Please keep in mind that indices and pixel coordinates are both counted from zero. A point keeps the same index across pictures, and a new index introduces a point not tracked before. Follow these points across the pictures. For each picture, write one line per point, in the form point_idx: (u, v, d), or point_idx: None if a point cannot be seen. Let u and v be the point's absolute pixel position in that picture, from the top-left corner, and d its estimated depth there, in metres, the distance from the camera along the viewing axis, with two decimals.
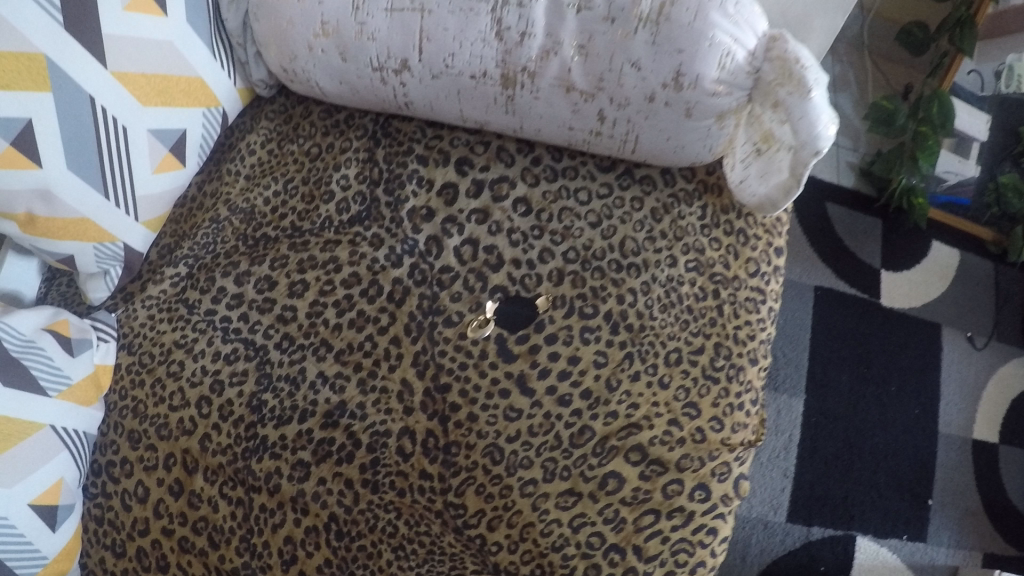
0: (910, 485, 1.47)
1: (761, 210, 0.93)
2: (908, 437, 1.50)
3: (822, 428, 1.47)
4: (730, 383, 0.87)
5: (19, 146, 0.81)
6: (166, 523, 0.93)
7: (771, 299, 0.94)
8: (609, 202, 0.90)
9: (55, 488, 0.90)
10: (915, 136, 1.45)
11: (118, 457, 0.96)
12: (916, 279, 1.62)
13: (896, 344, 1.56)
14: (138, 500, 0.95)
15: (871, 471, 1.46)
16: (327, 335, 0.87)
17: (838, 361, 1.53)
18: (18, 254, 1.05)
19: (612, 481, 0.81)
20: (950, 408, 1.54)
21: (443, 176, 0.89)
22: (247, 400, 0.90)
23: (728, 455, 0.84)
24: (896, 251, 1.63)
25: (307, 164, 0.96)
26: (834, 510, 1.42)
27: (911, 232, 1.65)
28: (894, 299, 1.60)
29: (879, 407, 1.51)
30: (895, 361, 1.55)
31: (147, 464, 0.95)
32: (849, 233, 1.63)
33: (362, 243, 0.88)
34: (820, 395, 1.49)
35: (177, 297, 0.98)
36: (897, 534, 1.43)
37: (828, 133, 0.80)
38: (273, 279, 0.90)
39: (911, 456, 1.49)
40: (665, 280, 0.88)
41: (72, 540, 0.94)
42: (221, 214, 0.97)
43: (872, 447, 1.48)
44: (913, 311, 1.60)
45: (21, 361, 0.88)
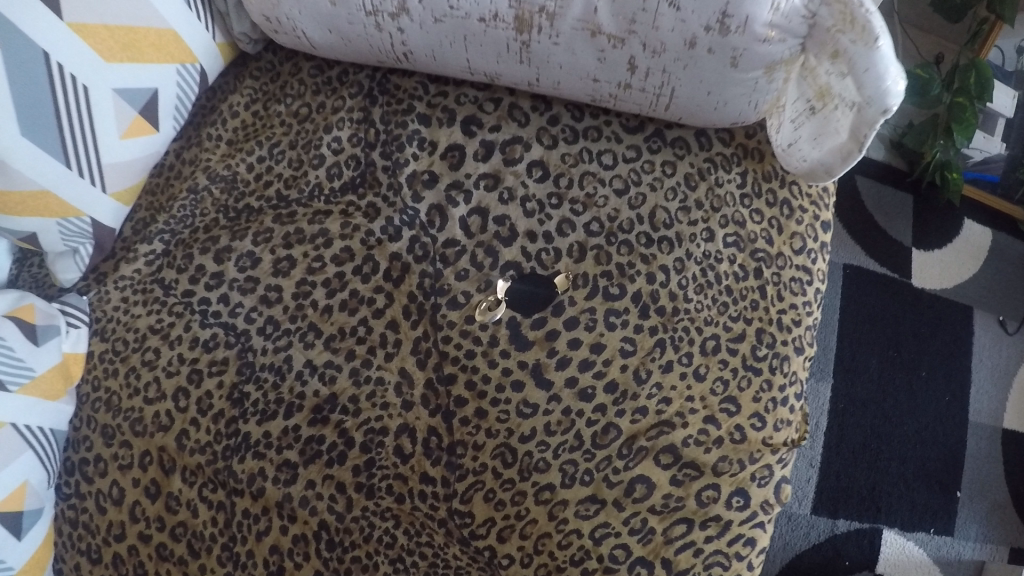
0: (939, 477, 1.35)
1: (813, 178, 0.82)
2: (939, 426, 1.38)
3: (851, 416, 1.35)
4: (773, 374, 0.76)
5: None
6: (143, 528, 0.84)
7: (818, 279, 0.83)
8: (638, 166, 0.78)
9: (19, 493, 0.80)
10: (950, 107, 1.31)
11: (91, 454, 0.86)
12: (948, 258, 1.50)
13: (925, 325, 1.44)
14: (113, 502, 0.85)
15: (899, 462, 1.34)
16: (316, 319, 0.75)
17: (869, 346, 1.40)
18: None
19: (640, 487, 0.71)
20: (981, 395, 1.42)
21: (447, 137, 0.78)
22: (227, 393, 0.79)
23: (771, 457, 0.74)
24: (926, 228, 1.50)
25: (295, 127, 0.85)
26: (860, 502, 1.31)
27: (943, 210, 1.53)
28: (925, 279, 1.47)
29: (909, 393, 1.39)
30: (926, 345, 1.43)
31: (122, 463, 0.85)
32: (878, 208, 1.50)
33: (355, 214, 0.77)
34: (849, 381, 1.37)
35: (152, 277, 0.88)
36: (924, 528, 1.32)
37: (897, 89, 0.69)
38: (256, 255, 0.80)
39: (940, 445, 1.37)
40: (701, 256, 0.77)
41: (43, 548, 0.84)
42: (200, 183, 0.87)
43: (901, 436, 1.36)
44: (944, 292, 1.48)
45: None
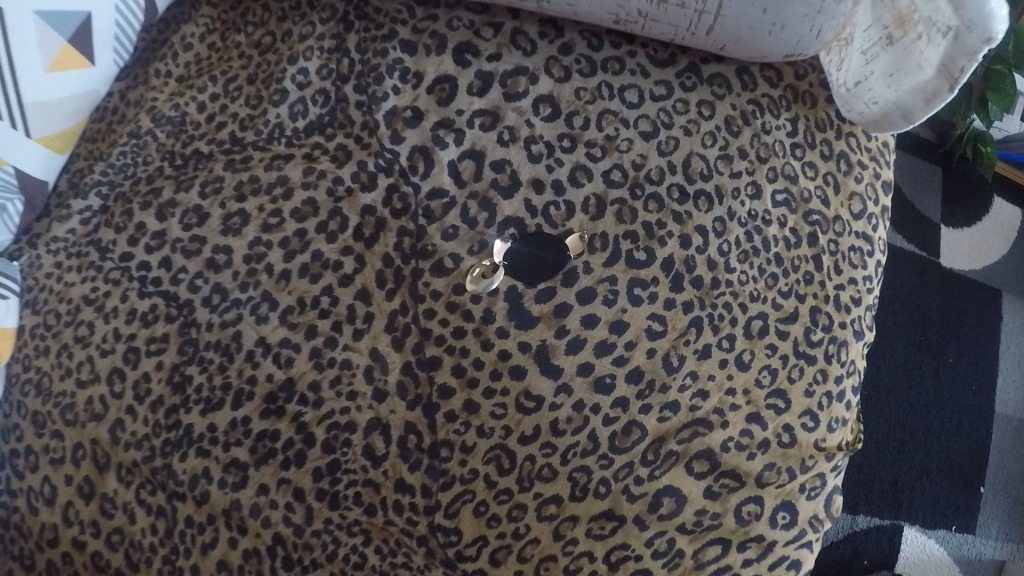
0: (964, 472, 1.14)
1: (886, 125, 0.67)
2: (964, 418, 1.17)
3: (874, 402, 1.15)
4: (829, 364, 0.62)
5: None
6: (77, 533, 0.70)
7: (879, 250, 0.69)
8: (668, 106, 0.64)
9: None
10: (985, 75, 1.10)
11: (20, 446, 0.72)
12: (977, 239, 1.32)
13: (951, 307, 1.25)
14: (44, 502, 0.71)
15: (923, 454, 1.13)
16: (271, 288, 0.61)
17: (893, 327, 1.21)
18: None
19: (668, 501, 0.57)
20: (1010, 385, 1.21)
21: (436, 67, 0.63)
22: (167, 376, 0.65)
23: (825, 464, 0.61)
24: (953, 203, 1.34)
25: (256, 59, 0.71)
26: (881, 496, 1.10)
27: (974, 186, 1.36)
28: (952, 260, 1.29)
29: (935, 382, 1.18)
30: (954, 330, 1.23)
31: (53, 457, 0.71)
32: (906, 180, 1.34)
33: (321, 159, 0.63)
34: (872, 364, 1.18)
35: (88, 238, 0.74)
36: (945, 526, 1.09)
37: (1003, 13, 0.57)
38: (203, 210, 0.66)
39: (967, 440, 1.16)
40: (746, 217, 0.63)
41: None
42: (143, 125, 0.73)
43: (927, 428, 1.15)
44: (969, 274, 1.29)
45: None
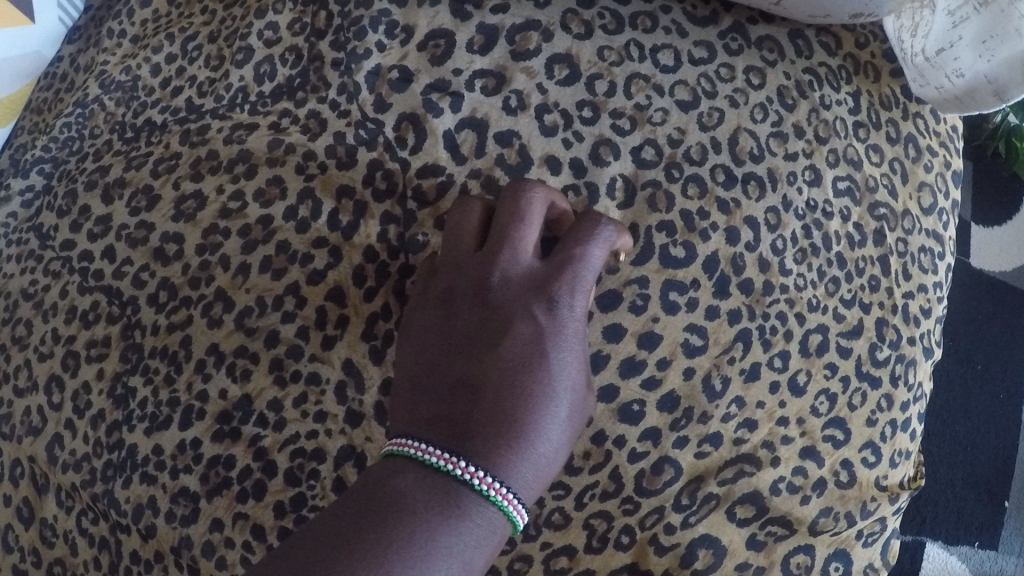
0: (988, 484, 0.91)
1: (970, 103, 0.55)
2: (995, 427, 0.93)
3: None
4: (896, 388, 0.51)
5: None
6: (18, 561, 0.61)
7: (951, 250, 0.58)
8: (710, 71, 0.53)
9: None
10: None
11: None
12: (1014, 241, 1.02)
13: (980, 301, 0.99)
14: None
15: (947, 464, 0.92)
16: (226, 285, 0.51)
17: None
18: None
19: (703, 554, 0.46)
20: None
21: (429, 20, 0.52)
22: (110, 387, 0.55)
23: (888, 507, 0.50)
24: (984, 199, 1.04)
25: (220, 14, 0.60)
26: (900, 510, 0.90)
27: (1003, 181, 1.04)
28: (983, 260, 1.01)
29: (959, 392, 0.95)
30: (984, 330, 0.97)
31: None
32: None
33: (290, 129, 0.52)
34: None
35: (28, 223, 0.64)
36: (968, 542, 0.88)
37: None
38: (154, 191, 0.55)
39: (998, 452, 0.92)
40: (803, 207, 0.52)
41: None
42: (89, 93, 0.63)
43: (952, 435, 0.93)
44: (999, 275, 1.01)
45: None
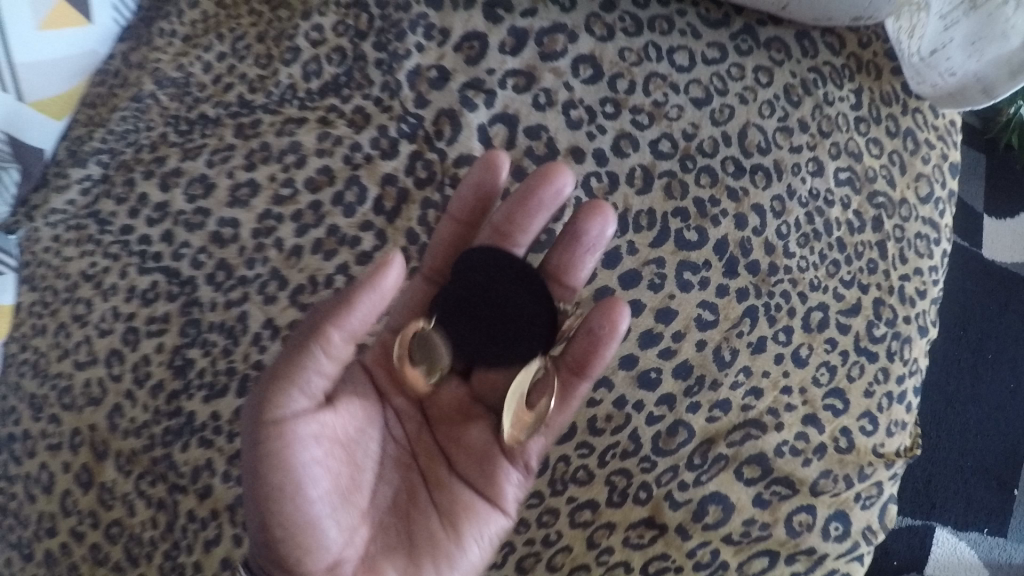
0: (998, 471, 0.93)
1: (963, 99, 0.60)
2: (1003, 415, 0.96)
3: None
4: (892, 362, 0.56)
5: None
6: (77, 522, 0.64)
7: (946, 238, 0.62)
8: (722, 70, 0.57)
9: None
10: None
11: (17, 430, 0.67)
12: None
13: (992, 294, 1.02)
14: (41, 489, 0.65)
15: (957, 452, 0.94)
16: (280, 265, 0.56)
17: None
18: None
19: (713, 509, 0.51)
20: None
21: (463, 23, 0.56)
22: (169, 359, 0.60)
23: (884, 472, 0.54)
24: (1000, 192, 1.08)
25: (267, 15, 0.65)
26: (909, 495, 0.92)
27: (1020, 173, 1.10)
28: (996, 251, 1.05)
29: (971, 379, 0.97)
30: (996, 321, 1.01)
31: (51, 443, 0.66)
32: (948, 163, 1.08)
33: (337, 123, 0.57)
34: None
35: (88, 209, 0.69)
36: (977, 530, 0.90)
37: None
38: (210, 179, 0.60)
39: (1008, 440, 0.95)
40: (807, 196, 0.56)
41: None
42: (144, 89, 0.68)
43: (963, 422, 0.95)
44: (1010, 265, 1.05)
45: None
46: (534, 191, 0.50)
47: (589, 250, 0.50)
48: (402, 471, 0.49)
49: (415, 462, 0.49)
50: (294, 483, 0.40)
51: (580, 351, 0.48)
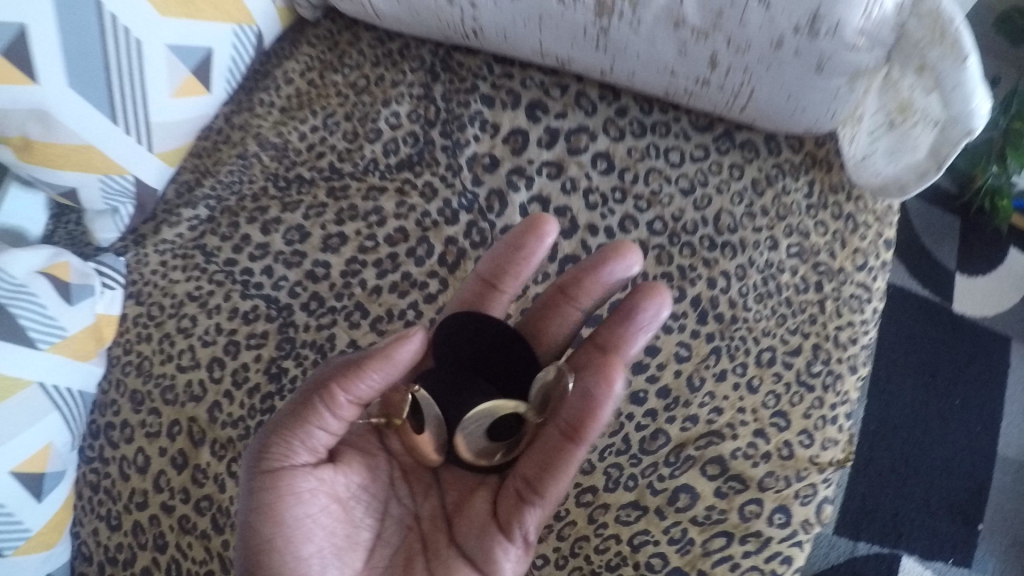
0: (963, 508, 1.25)
1: (883, 192, 0.77)
2: (969, 457, 1.29)
3: (881, 439, 1.30)
4: (826, 392, 0.72)
5: (11, 57, 0.69)
6: (166, 498, 0.79)
7: (878, 299, 0.78)
8: (705, 166, 0.77)
9: (43, 454, 0.78)
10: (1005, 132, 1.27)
11: (117, 419, 0.83)
12: (993, 287, 1.42)
13: (964, 351, 1.37)
14: (136, 470, 0.80)
15: (924, 489, 1.26)
16: (363, 299, 0.74)
17: (902, 369, 1.35)
18: (21, 185, 0.94)
19: (683, 496, 0.69)
20: (1012, 430, 1.32)
21: (511, 120, 0.77)
22: (265, 367, 0.77)
23: (818, 477, 0.69)
24: (968, 255, 1.44)
25: (352, 98, 0.83)
26: (882, 527, 1.23)
27: (990, 238, 1.46)
28: (965, 304, 1.40)
29: (941, 425, 1.31)
30: (958, 377, 1.35)
31: (149, 431, 0.81)
32: (926, 229, 1.47)
33: (410, 193, 0.77)
34: (881, 402, 1.32)
35: (194, 242, 0.86)
36: (942, 559, 1.22)
37: (983, 109, 0.66)
38: (305, 229, 0.79)
39: (971, 478, 1.27)
40: (763, 265, 0.75)
41: (61, 510, 0.81)
42: (249, 149, 0.86)
43: (931, 464, 1.28)
44: (981, 318, 1.40)
45: (6, 308, 0.76)
46: (610, 264, 0.65)
47: (645, 327, 0.64)
48: (403, 534, 0.64)
49: (416, 526, 0.64)
50: (289, 525, 0.57)
51: (577, 414, 0.56)
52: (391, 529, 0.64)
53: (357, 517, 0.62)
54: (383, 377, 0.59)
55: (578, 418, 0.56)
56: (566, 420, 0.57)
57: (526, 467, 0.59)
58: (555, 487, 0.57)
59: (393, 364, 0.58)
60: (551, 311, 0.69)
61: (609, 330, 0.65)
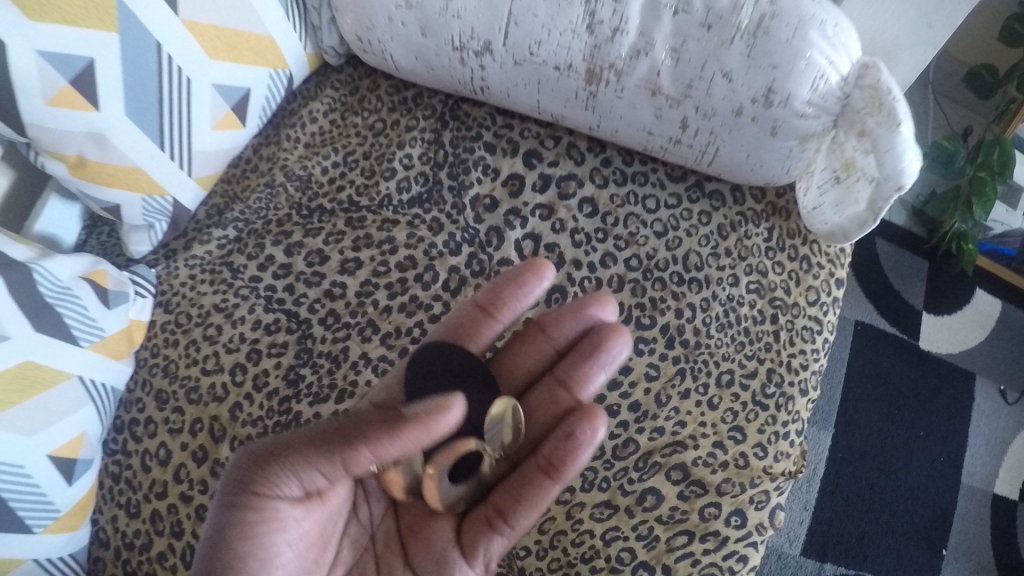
0: (926, 532, 1.36)
1: (831, 239, 0.88)
2: (932, 485, 1.40)
3: (848, 466, 1.40)
4: (778, 411, 0.83)
5: (77, 85, 0.78)
6: (184, 489, 0.84)
7: (828, 331, 0.88)
8: (677, 213, 0.91)
9: (76, 441, 0.83)
10: (972, 180, 1.39)
11: (142, 416, 0.90)
12: (957, 326, 1.56)
13: (928, 384, 1.50)
14: (158, 462, 0.87)
15: (889, 515, 1.37)
16: (375, 316, 0.87)
17: (872, 402, 1.46)
18: (62, 198, 1.03)
19: (650, 497, 0.79)
20: (975, 460, 1.44)
21: (510, 166, 0.93)
22: (284, 373, 0.86)
23: (770, 484, 0.79)
24: (936, 296, 1.58)
25: (370, 139, 0.98)
26: (847, 549, 1.33)
27: (956, 279, 1.61)
28: (932, 342, 1.54)
29: (906, 453, 1.42)
30: (924, 410, 1.47)
31: (172, 427, 0.88)
32: (895, 271, 1.60)
33: (420, 227, 0.91)
34: (849, 432, 1.43)
35: (221, 259, 0.96)
36: None
37: (913, 168, 0.76)
38: (325, 253, 0.91)
39: (934, 504, 1.39)
40: (725, 299, 0.87)
41: (87, 494, 0.86)
42: (277, 179, 0.97)
43: (896, 492, 1.39)
44: (947, 355, 1.53)
45: (54, 307, 0.82)
46: (591, 308, 0.77)
47: (606, 365, 0.75)
48: (359, 553, 0.70)
49: (373, 546, 0.71)
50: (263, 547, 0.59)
51: (560, 456, 0.68)
52: (348, 542, 0.70)
53: (326, 534, 0.67)
54: (408, 448, 0.54)
55: (560, 457, 0.67)
56: (547, 458, 0.68)
57: (500, 497, 0.69)
58: (524, 518, 0.67)
59: (426, 436, 0.54)
60: (529, 344, 0.80)
61: (576, 367, 0.75)
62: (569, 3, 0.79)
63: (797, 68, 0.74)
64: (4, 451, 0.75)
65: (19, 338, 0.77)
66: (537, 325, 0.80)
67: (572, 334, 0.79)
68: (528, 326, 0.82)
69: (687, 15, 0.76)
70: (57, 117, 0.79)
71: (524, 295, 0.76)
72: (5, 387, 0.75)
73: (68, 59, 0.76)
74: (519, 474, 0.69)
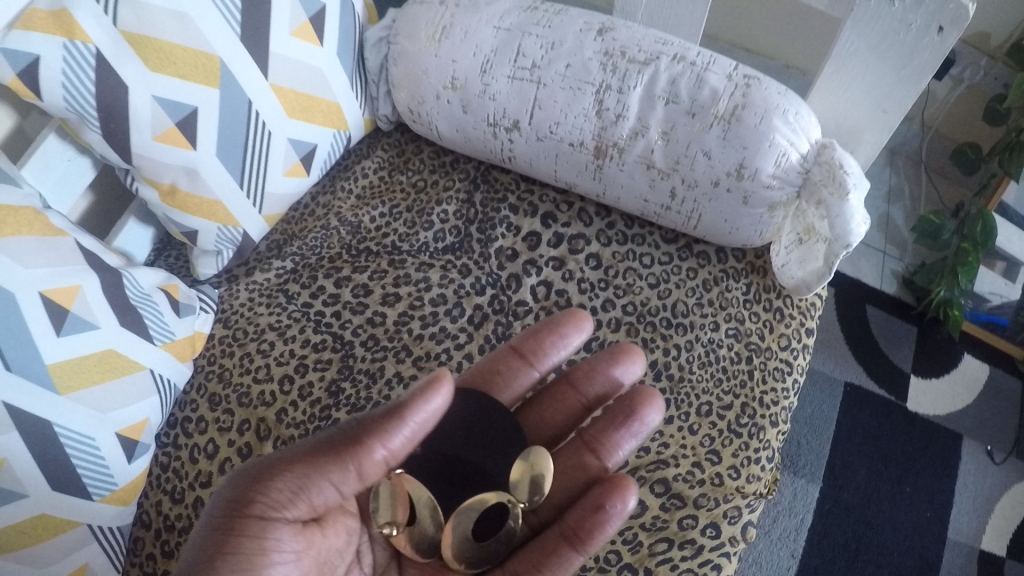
0: None
1: (798, 292, 1.03)
2: (917, 538, 1.50)
3: (835, 517, 1.50)
4: (750, 438, 0.96)
5: (181, 127, 0.96)
6: None
7: (798, 373, 1.03)
8: (669, 268, 1.07)
9: (140, 426, 0.96)
10: (958, 251, 1.57)
11: (194, 414, 1.03)
12: (944, 389, 1.67)
13: (913, 440, 1.61)
14: (204, 455, 1.00)
15: (875, 566, 1.46)
16: (409, 342, 1.03)
17: (859, 457, 1.57)
18: (138, 221, 1.19)
19: (635, 506, 0.92)
20: (962, 516, 1.54)
21: (529, 225, 1.11)
22: (326, 385, 1.02)
23: (740, 501, 0.92)
24: (927, 362, 1.69)
25: (412, 194, 1.17)
26: None
27: (944, 344, 1.72)
28: (919, 403, 1.65)
29: (891, 506, 1.53)
30: (909, 465, 1.58)
31: (221, 425, 1.01)
32: (885, 337, 1.72)
33: (451, 270, 1.09)
34: (836, 486, 1.54)
35: (278, 287, 1.12)
36: None
37: (859, 230, 0.91)
38: (369, 287, 1.08)
39: (919, 556, 1.48)
40: (706, 342, 1.02)
41: (140, 475, 0.97)
42: (331, 223, 1.15)
43: (881, 543, 1.49)
44: (935, 416, 1.64)
45: (137, 309, 0.97)
46: (622, 371, 0.91)
47: (635, 435, 0.87)
48: None
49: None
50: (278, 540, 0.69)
51: (587, 531, 0.78)
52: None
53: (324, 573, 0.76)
54: (415, 432, 0.71)
55: (590, 533, 0.78)
56: (573, 531, 0.79)
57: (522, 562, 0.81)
58: None
59: (430, 418, 0.71)
60: (558, 396, 0.94)
61: (608, 437, 0.87)
62: (583, 93, 0.98)
63: (763, 148, 0.92)
64: (80, 421, 0.88)
65: (106, 329, 0.93)
66: (568, 380, 0.94)
67: (603, 391, 0.92)
68: (561, 381, 0.95)
69: (676, 104, 0.95)
70: (161, 151, 0.97)
71: (564, 345, 0.92)
72: (90, 368, 0.90)
73: (177, 105, 0.95)
74: (543, 544, 0.81)
